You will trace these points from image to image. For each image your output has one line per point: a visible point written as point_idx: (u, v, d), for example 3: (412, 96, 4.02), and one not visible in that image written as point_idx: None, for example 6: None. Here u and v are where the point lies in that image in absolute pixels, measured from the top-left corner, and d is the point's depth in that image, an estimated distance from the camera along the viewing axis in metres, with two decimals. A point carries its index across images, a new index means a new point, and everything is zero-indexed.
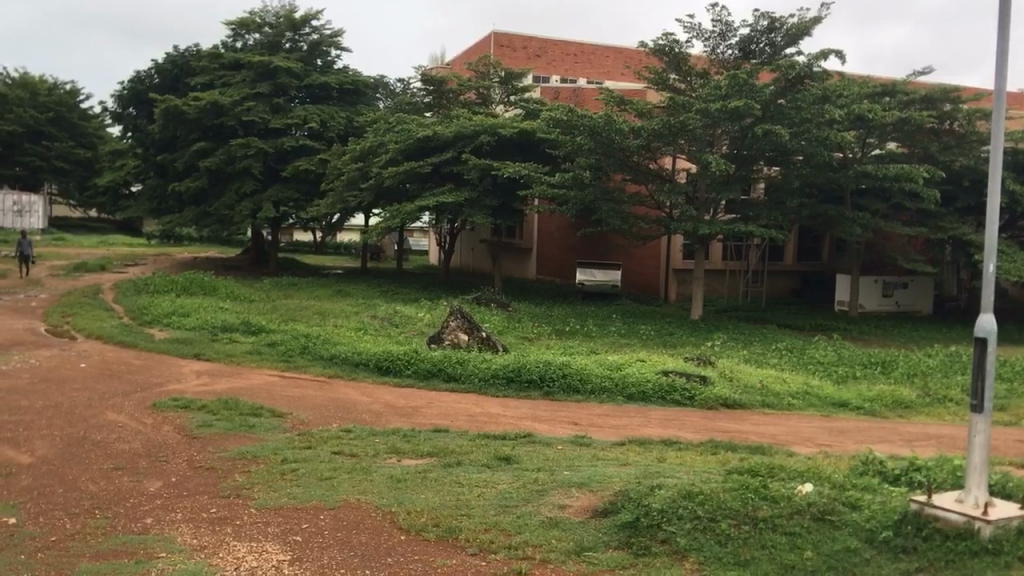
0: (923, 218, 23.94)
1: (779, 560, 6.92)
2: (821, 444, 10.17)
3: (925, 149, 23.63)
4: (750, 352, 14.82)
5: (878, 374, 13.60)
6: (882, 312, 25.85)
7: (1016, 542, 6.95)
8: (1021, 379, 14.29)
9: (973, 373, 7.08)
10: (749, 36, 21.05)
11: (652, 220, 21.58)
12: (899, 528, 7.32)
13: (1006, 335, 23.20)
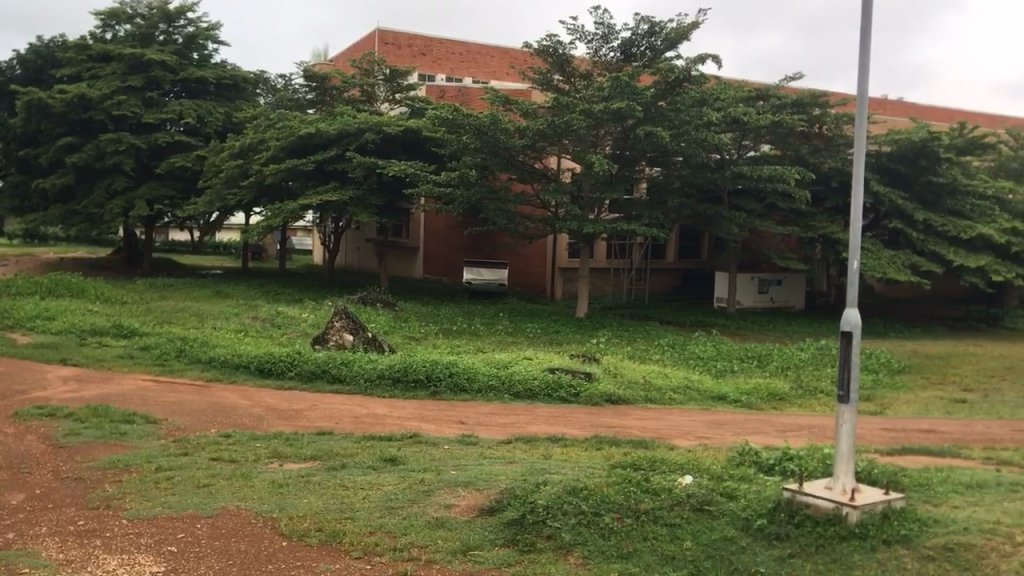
0: (795, 217, 24.98)
1: (661, 551, 7.08)
2: (700, 437, 10.46)
3: (797, 151, 24.58)
4: (633, 348, 15.13)
5: (754, 367, 14.09)
6: (758, 308, 26.84)
7: (880, 525, 7.34)
8: (886, 371, 15.06)
9: (841, 365, 7.44)
10: (630, 39, 21.49)
11: (538, 220, 21.78)
12: (774, 516, 7.63)
13: (874, 329, 24.45)
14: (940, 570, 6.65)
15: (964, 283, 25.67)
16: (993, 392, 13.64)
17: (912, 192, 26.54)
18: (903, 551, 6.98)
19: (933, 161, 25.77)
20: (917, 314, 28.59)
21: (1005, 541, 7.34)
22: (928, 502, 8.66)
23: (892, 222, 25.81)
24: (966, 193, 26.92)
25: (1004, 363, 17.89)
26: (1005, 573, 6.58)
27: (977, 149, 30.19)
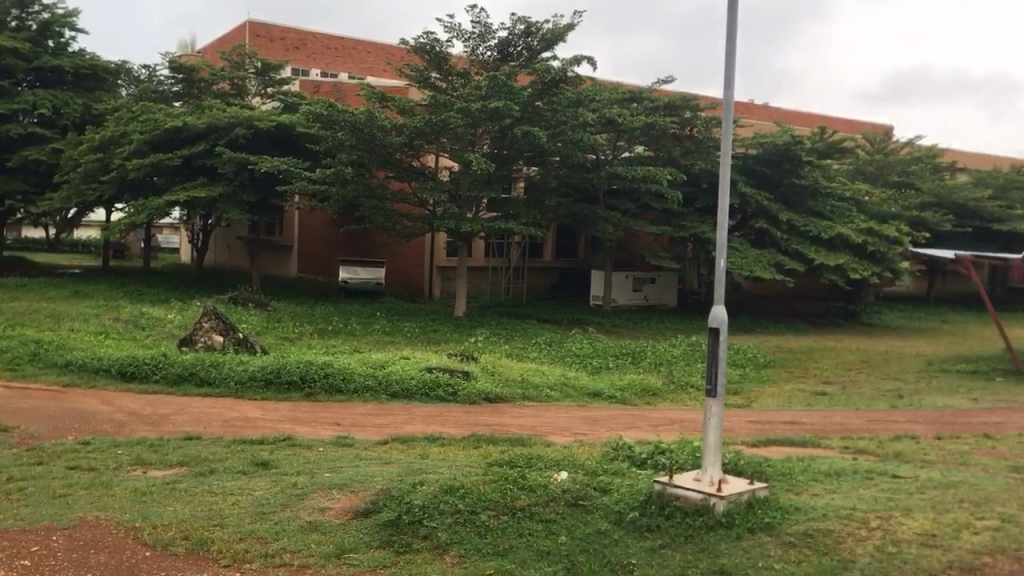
0: (668, 217, 25.72)
1: (536, 547, 7.14)
2: (576, 433, 10.62)
3: (669, 153, 25.22)
4: (511, 346, 15.25)
5: (629, 364, 14.42)
6: (632, 305, 27.47)
7: (744, 514, 7.63)
8: (753, 365, 15.67)
9: (709, 361, 7.69)
10: (507, 39, 21.64)
11: (416, 218, 21.68)
12: (645, 508, 7.81)
13: (743, 324, 25.44)
14: (801, 555, 6.99)
15: (824, 281, 26.59)
16: (848, 383, 14.45)
17: (777, 194, 27.88)
18: (766, 538, 7.30)
19: (796, 164, 27.07)
20: (783, 310, 29.90)
21: (859, 526, 7.77)
22: (790, 490, 9.06)
23: (758, 222, 26.94)
24: (826, 195, 28.51)
25: (860, 356, 18.97)
26: (858, 556, 6.99)
27: (834, 153, 31.98)
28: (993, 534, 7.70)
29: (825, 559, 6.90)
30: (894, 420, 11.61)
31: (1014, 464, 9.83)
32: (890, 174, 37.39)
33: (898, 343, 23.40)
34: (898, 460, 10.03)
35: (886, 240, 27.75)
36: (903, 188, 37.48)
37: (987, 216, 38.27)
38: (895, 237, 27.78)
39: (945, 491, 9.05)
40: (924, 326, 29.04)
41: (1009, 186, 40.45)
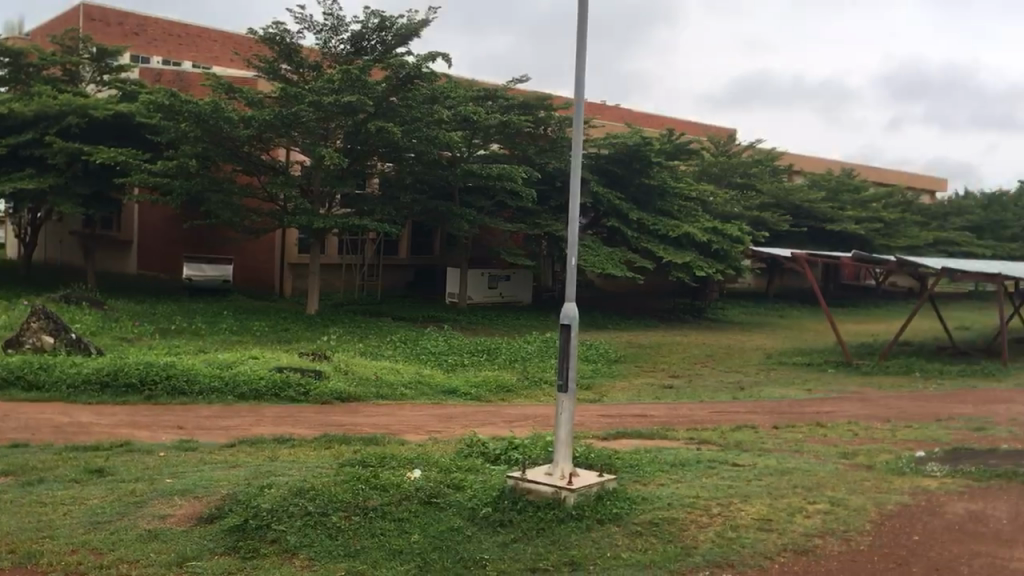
0: (522, 215, 26.08)
1: (388, 546, 7.07)
2: (431, 431, 10.58)
3: (524, 151, 25.79)
4: (365, 345, 15.04)
5: (484, 361, 14.50)
6: (487, 302, 27.66)
7: (594, 507, 7.81)
8: (604, 360, 16.08)
9: (562, 356, 7.83)
10: (360, 32, 21.38)
11: (265, 214, 21.11)
12: (498, 504, 7.87)
13: (594, 320, 26.05)
14: (647, 543, 7.22)
15: (672, 279, 27.78)
16: (693, 376, 15.09)
17: (628, 193, 28.82)
18: (614, 529, 7.50)
19: (646, 164, 28.06)
20: (635, 307, 30.83)
21: (701, 513, 8.09)
22: (638, 481, 9.34)
23: (610, 221, 27.74)
24: (674, 195, 29.72)
25: (705, 350, 19.81)
26: (701, 542, 7.29)
27: (681, 155, 33.34)
28: (823, 516, 8.19)
29: (670, 546, 7.17)
30: (735, 411, 12.18)
31: (843, 449, 10.47)
32: (732, 175, 39.31)
33: (740, 337, 24.61)
34: (738, 449, 10.50)
35: (729, 239, 29.14)
36: (745, 189, 39.91)
37: (821, 217, 40.79)
38: (737, 236, 29.19)
39: (781, 478, 9.53)
40: (764, 321, 30.62)
41: (840, 189, 43.29)
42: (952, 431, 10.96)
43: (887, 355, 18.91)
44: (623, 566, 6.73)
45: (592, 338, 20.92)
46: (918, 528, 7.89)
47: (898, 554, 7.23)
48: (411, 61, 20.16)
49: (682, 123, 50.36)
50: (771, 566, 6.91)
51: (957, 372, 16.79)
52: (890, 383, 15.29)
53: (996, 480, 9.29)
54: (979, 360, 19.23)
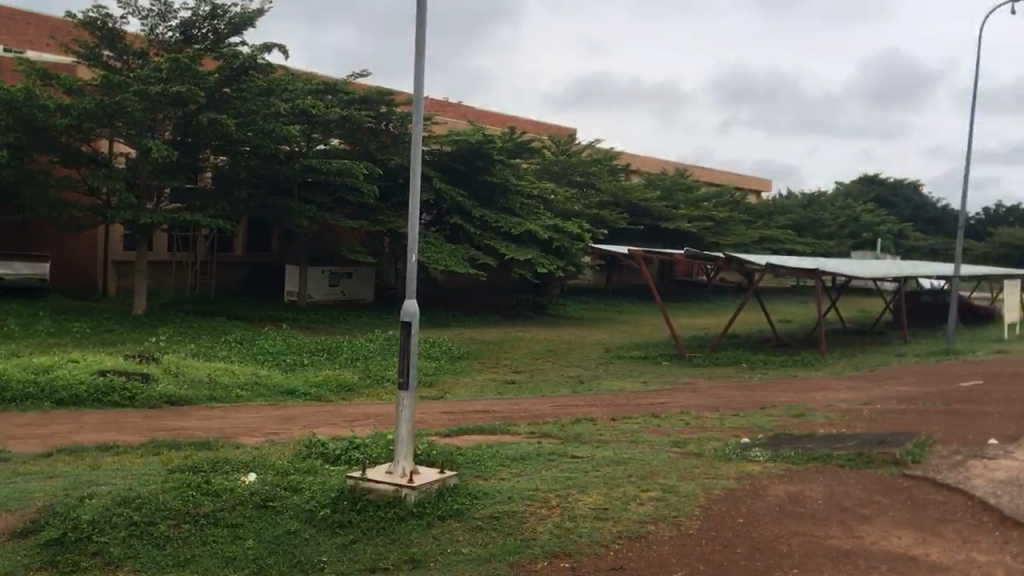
0: (363, 211, 25.93)
1: (221, 553, 6.82)
2: (267, 433, 10.29)
3: (365, 147, 26.07)
4: (197, 346, 14.47)
5: (324, 360, 14.28)
6: (328, 301, 27.27)
7: (435, 503, 7.80)
8: (447, 356, 16.18)
9: (402, 352, 7.76)
10: (190, 20, 20.57)
11: (87, 209, 20.01)
12: (337, 504, 7.72)
13: (436, 317, 26.09)
14: (487, 538, 7.28)
15: (515, 276, 28.26)
16: (534, 371, 15.37)
17: (471, 190, 29.37)
18: (455, 525, 7.52)
19: (487, 161, 28.68)
20: (479, 303, 31.12)
21: (541, 505, 8.22)
22: (479, 476, 9.39)
23: (453, 218, 28.24)
24: (516, 193, 30.45)
25: (545, 345, 20.33)
26: (540, 534, 7.42)
27: (522, 153, 34.04)
28: (657, 504, 8.49)
29: (509, 539, 7.25)
30: (576, 404, 12.46)
31: (675, 438, 10.90)
32: (573, 173, 40.51)
33: (580, 332, 25.31)
34: (577, 441, 10.74)
35: (570, 237, 29.94)
36: (585, 188, 40.89)
37: (657, 216, 42.60)
38: (578, 234, 30.05)
39: (616, 468, 9.80)
40: (602, 317, 31.61)
41: (674, 189, 45.32)
42: (774, 418, 11.62)
43: (717, 348, 19.89)
44: (463, 563, 6.76)
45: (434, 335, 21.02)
46: (743, 512, 8.30)
47: (724, 536, 7.56)
48: (246, 52, 20.04)
49: (523, 120, 51.16)
50: (606, 553, 7.10)
51: (781, 363, 17.84)
52: (717, 373, 16.22)
53: (813, 463, 9.90)
54: (799, 351, 20.56)
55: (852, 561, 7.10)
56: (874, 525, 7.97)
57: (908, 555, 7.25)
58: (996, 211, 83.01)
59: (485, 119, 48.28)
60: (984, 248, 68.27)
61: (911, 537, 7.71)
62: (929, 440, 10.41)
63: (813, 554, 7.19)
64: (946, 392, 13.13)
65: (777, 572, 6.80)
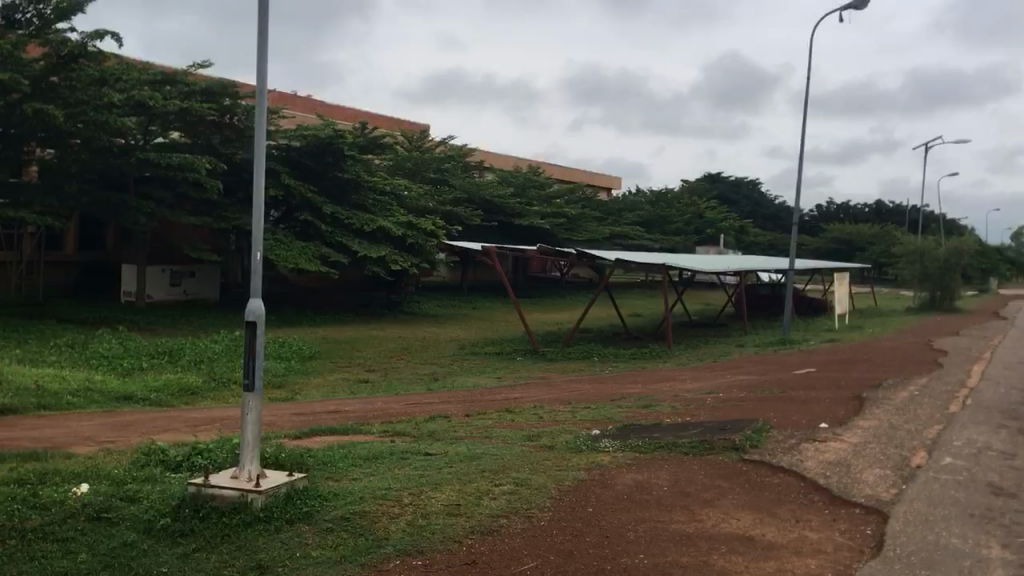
0: (205, 208, 25.36)
1: (48, 568, 6.42)
2: (103, 442, 9.77)
3: (207, 140, 25.20)
4: (22, 351, 13.61)
5: (165, 364, 13.77)
6: (169, 301, 26.30)
7: (283, 507, 7.54)
8: (296, 362, 15.89)
9: (247, 353, 7.52)
10: (12, 3, 19.42)
11: None
12: (178, 513, 7.38)
13: (286, 317, 26.24)
14: (338, 539, 7.06)
15: (369, 273, 28.89)
16: (389, 370, 16.13)
17: (320, 187, 29.71)
18: (305, 528, 7.29)
19: (337, 157, 29.27)
20: (330, 302, 31.37)
21: (394, 505, 8.03)
22: (329, 477, 9.18)
23: (302, 214, 28.41)
24: (368, 189, 31.23)
25: (397, 345, 20.43)
26: (392, 533, 7.23)
27: (374, 149, 34.25)
28: (508, 498, 8.41)
29: (361, 540, 7.05)
30: (431, 402, 12.52)
31: (528, 433, 11.03)
32: (425, 171, 41.37)
33: (433, 329, 25.88)
34: (430, 439, 10.71)
35: (423, 234, 31.06)
36: (438, 184, 41.90)
37: (510, 212, 43.50)
38: (430, 231, 31.21)
39: (469, 464, 9.75)
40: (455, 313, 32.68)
41: (526, 186, 46.29)
42: (623, 409, 11.96)
43: (570, 342, 20.54)
44: (311, 567, 6.52)
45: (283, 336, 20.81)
46: (592, 501, 8.31)
47: (573, 526, 7.55)
48: (72, 39, 19.38)
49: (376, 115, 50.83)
50: (459, 548, 6.98)
51: (629, 355, 18.60)
52: (569, 368, 16.73)
53: (659, 451, 10.15)
54: (649, 343, 21.45)
55: (693, 543, 7.19)
56: (715, 509, 8.15)
57: (745, 536, 7.41)
58: (827, 208, 88.93)
59: (337, 114, 47.72)
60: (816, 243, 73.01)
61: (749, 519, 7.87)
62: (767, 427, 10.91)
63: (656, 539, 7.23)
64: (780, 380, 13.88)
65: (622, 557, 6.78)
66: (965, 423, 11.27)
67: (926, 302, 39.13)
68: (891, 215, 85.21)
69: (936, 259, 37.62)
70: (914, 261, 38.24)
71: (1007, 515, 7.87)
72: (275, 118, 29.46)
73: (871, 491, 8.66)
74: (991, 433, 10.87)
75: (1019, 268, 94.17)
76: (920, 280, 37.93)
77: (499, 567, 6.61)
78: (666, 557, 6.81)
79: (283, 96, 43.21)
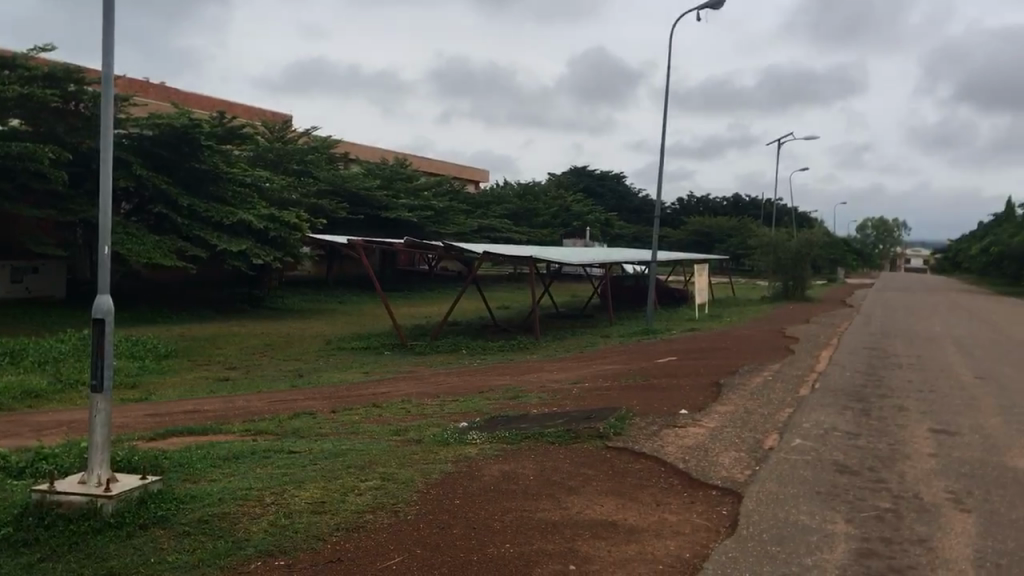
0: (50, 200, 24.25)
1: None
2: None
3: (51, 128, 23.86)
4: None
5: (5, 366, 13.00)
6: (11, 297, 25.23)
7: (136, 513, 6.95)
8: (150, 369, 15.27)
9: (94, 353, 7.03)
10: None
11: None
12: (19, 523, 6.82)
13: (140, 313, 25.54)
14: (195, 543, 6.47)
15: (229, 267, 28.40)
16: (250, 367, 16.21)
17: (176, 177, 28.70)
18: (159, 533, 6.70)
19: (194, 147, 28.36)
20: (189, 299, 30.64)
21: (255, 505, 7.31)
22: (186, 480, 8.41)
23: (156, 206, 27.50)
24: (228, 181, 30.52)
25: (259, 344, 20.04)
26: (253, 534, 6.60)
27: (234, 140, 33.43)
28: (375, 492, 7.72)
29: (219, 543, 6.45)
30: (294, 399, 12.36)
31: (395, 428, 10.92)
32: (288, 162, 40.61)
33: (298, 325, 25.54)
34: (294, 436, 10.44)
35: (287, 227, 30.75)
36: (302, 176, 41.53)
37: (377, 205, 43.40)
38: (294, 224, 30.99)
39: (335, 460, 9.20)
40: (321, 308, 32.48)
41: (392, 179, 46.60)
42: (491, 401, 12.02)
43: (438, 335, 20.63)
44: (162, 574, 5.95)
45: (139, 334, 20.06)
46: (459, 493, 7.77)
47: (441, 519, 6.97)
48: None
49: (234, 103, 49.28)
50: (324, 547, 6.36)
51: (497, 348, 18.82)
52: (436, 362, 16.87)
53: (526, 441, 10.07)
54: (516, 335, 21.78)
55: (558, 530, 6.84)
56: (581, 496, 7.82)
57: (610, 521, 7.13)
58: (688, 202, 92.28)
59: (191, 102, 46.02)
60: (678, 236, 75.70)
61: (612, 504, 7.64)
62: (629, 414, 11.17)
63: (524, 528, 6.81)
64: (643, 369, 14.31)
65: (490, 548, 6.36)
66: (813, 406, 11.86)
67: (779, 292, 41.10)
68: (746, 208, 89.33)
69: (788, 250, 39.55)
70: (769, 252, 40.07)
71: (851, 491, 8.18)
72: (125, 106, 28.37)
73: (727, 473, 8.81)
74: (837, 415, 11.44)
75: (862, 259, 100.36)
76: (774, 270, 39.80)
77: (363, 563, 6.08)
78: (533, 546, 6.44)
79: (134, 83, 41.41)
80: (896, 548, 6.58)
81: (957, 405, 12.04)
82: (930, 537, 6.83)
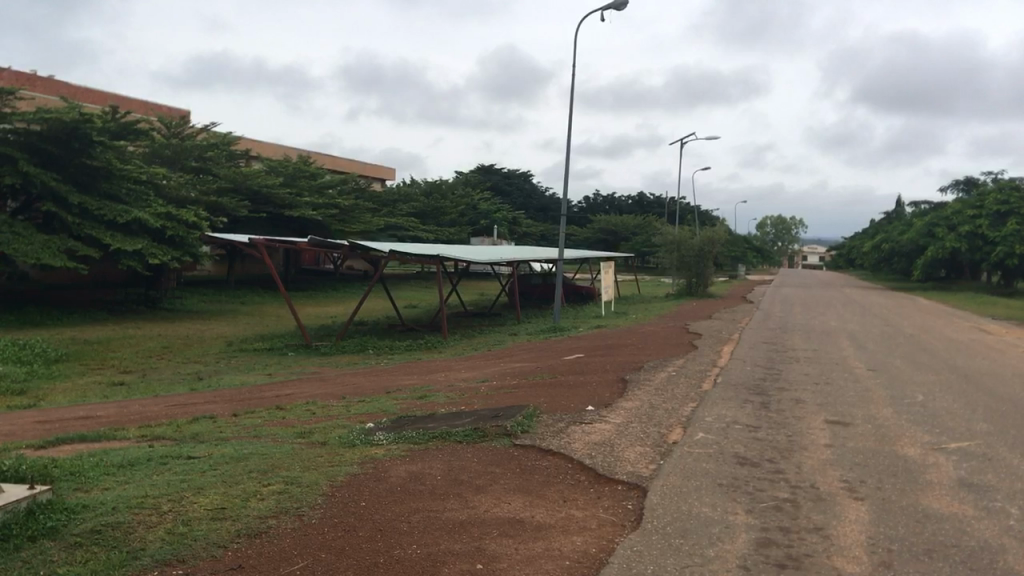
0: None
1: None
2: None
3: None
4: None
5: None
6: None
7: (25, 523, 6.62)
8: (37, 373, 14.70)
9: None
10: None
11: None
12: None
13: (28, 317, 24.45)
14: (87, 555, 6.17)
15: (122, 267, 27.53)
16: (148, 370, 15.79)
17: (65, 172, 27.55)
18: (49, 544, 6.38)
19: (84, 142, 27.25)
20: (79, 300, 29.46)
21: (150, 513, 7.03)
22: (78, 489, 7.97)
23: (45, 204, 26.30)
24: (121, 178, 29.50)
25: (157, 345, 19.59)
26: (149, 542, 6.36)
27: (128, 136, 32.35)
28: (277, 497, 7.53)
29: (115, 552, 6.20)
30: (194, 403, 12.04)
31: (300, 430, 10.71)
32: (185, 159, 40.12)
33: (200, 327, 24.89)
34: (193, 441, 10.12)
35: (184, 225, 30.14)
36: (199, 172, 40.79)
37: (280, 203, 42.73)
38: (190, 222, 30.41)
39: (235, 465, 8.93)
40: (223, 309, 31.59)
41: (296, 176, 45.86)
42: (398, 401, 11.92)
43: (344, 336, 20.37)
44: None
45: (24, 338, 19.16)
46: (364, 495, 7.66)
47: (345, 522, 6.86)
48: None
49: (128, 97, 47.57)
50: (225, 554, 6.18)
51: (403, 347, 18.75)
52: (342, 362, 16.72)
53: (433, 441, 10.01)
54: (424, 333, 21.73)
55: (466, 530, 6.80)
56: (488, 494, 7.83)
57: (516, 519, 7.13)
58: (595, 201, 93.88)
59: (81, 96, 44.21)
60: (585, 234, 76.62)
61: (520, 502, 7.65)
62: (537, 412, 11.21)
63: (431, 529, 6.76)
64: (551, 366, 14.46)
65: (396, 549, 6.28)
66: (716, 400, 12.13)
67: (684, 288, 42.02)
68: (652, 206, 91.17)
69: (692, 248, 40.44)
70: (672, 250, 40.86)
71: (752, 483, 8.39)
72: (11, 100, 27.07)
73: (632, 468, 8.93)
74: (739, 408, 11.74)
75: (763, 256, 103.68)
76: (679, 267, 40.61)
77: (266, 569, 5.92)
78: (439, 546, 6.38)
79: (19, 75, 39.53)
80: (794, 538, 6.76)
81: (851, 397, 12.50)
82: (826, 525, 7.05)
